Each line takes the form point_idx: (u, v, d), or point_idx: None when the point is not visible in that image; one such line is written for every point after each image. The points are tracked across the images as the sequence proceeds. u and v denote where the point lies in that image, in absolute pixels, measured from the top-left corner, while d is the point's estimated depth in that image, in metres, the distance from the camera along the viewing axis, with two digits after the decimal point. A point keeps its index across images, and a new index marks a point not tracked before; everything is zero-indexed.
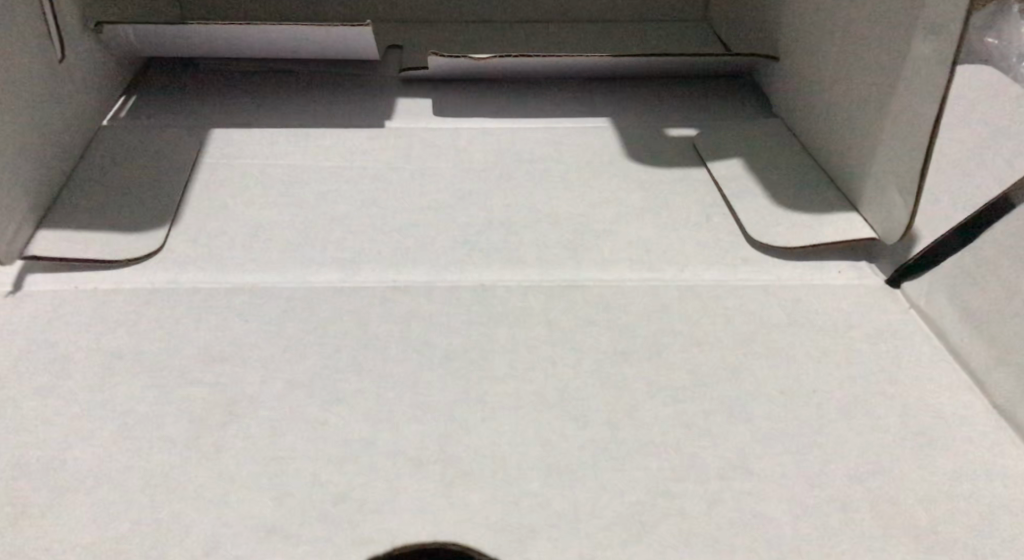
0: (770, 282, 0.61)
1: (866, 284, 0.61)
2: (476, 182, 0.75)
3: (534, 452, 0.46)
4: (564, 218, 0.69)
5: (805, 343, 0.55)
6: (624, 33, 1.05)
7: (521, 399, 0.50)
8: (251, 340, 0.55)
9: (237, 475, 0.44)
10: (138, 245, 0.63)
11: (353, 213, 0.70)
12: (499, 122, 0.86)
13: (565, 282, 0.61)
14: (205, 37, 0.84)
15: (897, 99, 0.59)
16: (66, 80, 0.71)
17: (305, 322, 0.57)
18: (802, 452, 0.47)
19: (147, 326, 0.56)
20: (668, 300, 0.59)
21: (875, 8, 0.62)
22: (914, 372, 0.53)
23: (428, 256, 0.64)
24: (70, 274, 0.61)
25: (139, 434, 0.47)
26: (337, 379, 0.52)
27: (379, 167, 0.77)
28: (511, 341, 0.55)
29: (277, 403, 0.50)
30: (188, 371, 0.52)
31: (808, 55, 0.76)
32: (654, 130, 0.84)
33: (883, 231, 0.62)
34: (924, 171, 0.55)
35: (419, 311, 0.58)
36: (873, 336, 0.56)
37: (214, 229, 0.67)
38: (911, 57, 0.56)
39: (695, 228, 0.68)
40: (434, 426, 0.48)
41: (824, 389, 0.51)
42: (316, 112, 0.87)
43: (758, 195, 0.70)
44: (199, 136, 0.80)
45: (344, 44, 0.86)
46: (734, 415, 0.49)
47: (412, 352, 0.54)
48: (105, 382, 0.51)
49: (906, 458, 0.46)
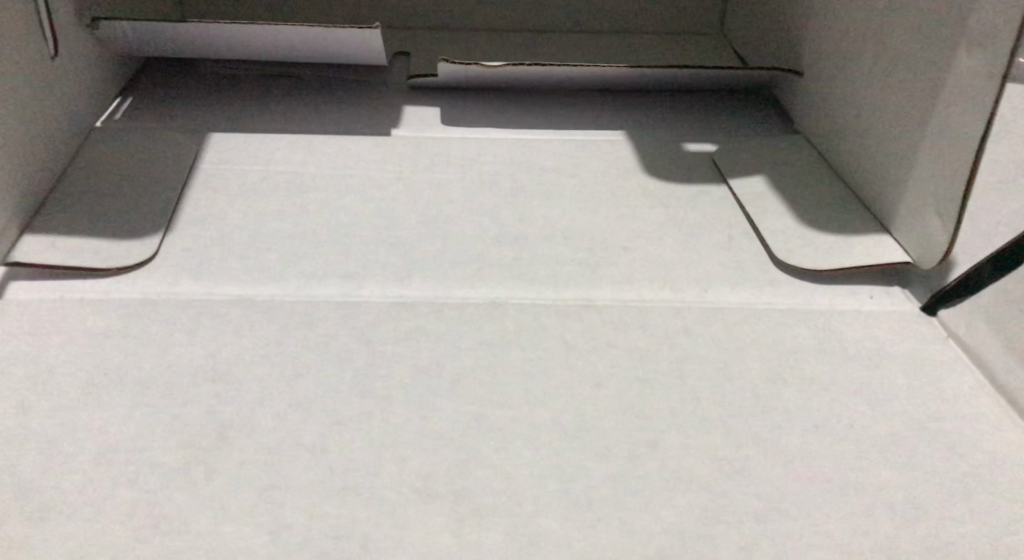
0: (799, 307, 0.58)
1: (899, 310, 0.58)
2: (486, 194, 0.71)
3: (551, 486, 0.42)
4: (578, 234, 0.66)
5: (838, 373, 0.51)
6: (637, 44, 1.03)
7: (537, 426, 0.46)
8: (247, 357, 0.51)
9: (228, 505, 0.40)
10: (127, 254, 0.59)
11: (356, 223, 0.66)
12: (509, 132, 0.83)
13: (581, 301, 0.58)
14: (204, 36, 0.80)
15: (937, 116, 0.56)
16: (58, 76, 0.67)
17: (305, 338, 0.53)
18: (842, 492, 0.43)
19: (136, 341, 0.52)
20: (690, 321, 0.56)
21: (912, 21, 0.59)
22: (957, 405, 0.49)
23: (437, 271, 0.61)
24: (55, 281, 0.57)
25: (124, 458, 0.43)
26: (339, 401, 0.48)
27: (385, 177, 0.73)
28: (526, 363, 0.52)
29: (273, 426, 0.46)
30: (178, 389, 0.48)
31: (836, 71, 0.73)
32: (670, 145, 0.81)
33: (917, 255, 0.59)
34: (967, 193, 0.52)
35: (426, 329, 0.54)
36: (911, 366, 0.52)
37: (210, 238, 0.63)
38: (954, 67, 0.53)
39: (716, 248, 0.65)
40: (442, 456, 0.44)
41: (863, 422, 0.48)
42: (320, 117, 0.83)
43: (784, 214, 0.67)
44: (196, 140, 0.76)
45: (350, 48, 0.83)
46: (767, 450, 0.45)
47: (418, 374, 0.50)
48: (89, 398, 0.47)
49: (955, 500, 0.43)
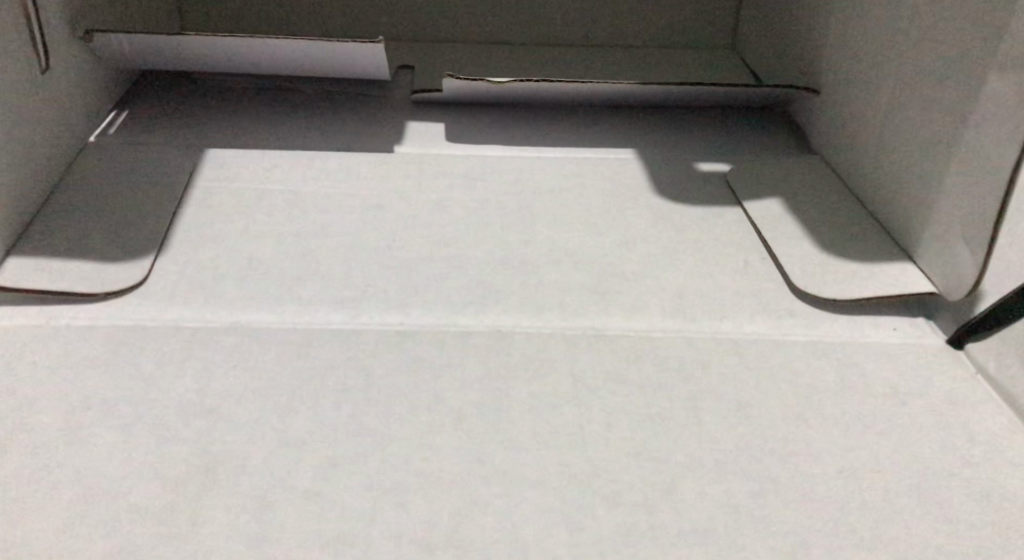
0: (819, 339, 0.55)
1: (924, 343, 0.55)
2: (491, 214, 0.69)
3: (558, 536, 0.39)
4: (587, 258, 0.64)
5: (862, 413, 0.49)
6: (647, 59, 1.01)
7: (544, 470, 0.44)
8: (239, 390, 0.48)
9: (211, 554, 0.38)
10: (117, 277, 0.57)
11: (357, 246, 0.64)
12: (516, 150, 0.80)
13: (591, 331, 0.55)
14: (203, 50, 0.78)
15: (966, 142, 0.53)
16: (48, 89, 0.65)
17: (301, 370, 0.50)
18: (873, 543, 0.40)
19: (122, 372, 0.49)
20: (705, 355, 0.53)
21: (939, 42, 0.57)
22: (991, 449, 0.46)
23: (440, 297, 0.58)
24: (39, 306, 0.54)
25: (102, 500, 0.40)
26: (334, 441, 0.45)
27: (387, 196, 0.71)
28: (532, 399, 0.49)
29: (264, 467, 0.43)
30: (165, 425, 0.45)
31: (857, 90, 0.71)
32: (681, 164, 0.79)
33: (945, 286, 0.56)
34: (998, 223, 0.50)
35: (429, 362, 0.52)
36: (939, 405, 0.49)
37: (204, 261, 0.61)
38: (986, 91, 0.50)
39: (731, 274, 0.62)
40: (442, 501, 0.41)
41: (892, 468, 0.45)
42: (322, 133, 0.81)
43: (802, 239, 0.65)
44: (192, 156, 0.74)
45: (353, 62, 0.80)
46: (790, 497, 0.42)
47: (420, 410, 0.48)
48: (69, 434, 0.44)
49: (996, 553, 0.39)
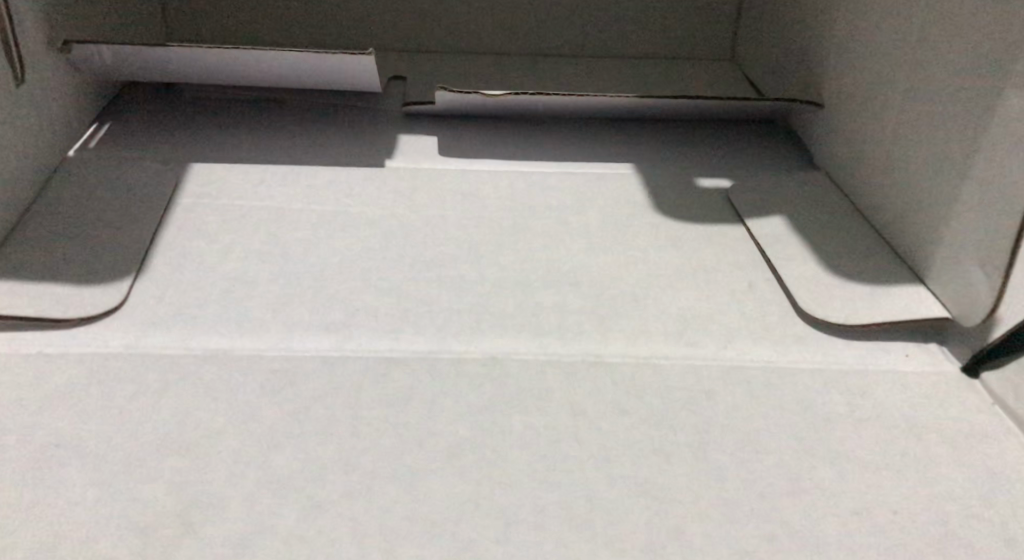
0: (828, 367, 0.53)
1: (938, 371, 0.53)
2: (485, 233, 0.67)
3: None
4: (586, 280, 0.61)
5: (875, 447, 0.46)
6: (646, 71, 0.99)
7: (543, 510, 0.41)
8: (219, 424, 0.46)
9: None
10: (93, 301, 0.54)
11: (345, 266, 0.61)
12: (512, 165, 0.78)
13: (590, 357, 0.53)
14: (188, 61, 0.76)
15: (980, 162, 0.51)
16: (24, 100, 0.62)
17: (285, 401, 0.48)
18: None
19: (94, 404, 0.47)
20: (711, 384, 0.51)
21: (950, 58, 0.55)
22: (1012, 486, 0.44)
23: (432, 322, 0.56)
24: (8, 331, 0.52)
25: (67, 546, 0.37)
26: (319, 480, 0.42)
27: (377, 214, 0.68)
28: (530, 433, 0.46)
29: (242, 508, 0.40)
30: (137, 462, 0.43)
31: (863, 105, 0.69)
32: (681, 180, 0.77)
33: (959, 311, 0.54)
34: (1016, 247, 0.47)
35: (421, 392, 0.49)
36: (956, 438, 0.47)
37: (185, 282, 0.58)
38: (1000, 109, 0.48)
39: (735, 297, 0.60)
40: (433, 546, 0.38)
41: (911, 507, 0.42)
42: (310, 146, 0.79)
43: (808, 260, 0.63)
44: (175, 171, 0.71)
45: (344, 75, 0.78)
46: (805, 540, 0.40)
47: (411, 446, 0.45)
48: (35, 473, 0.42)
49: None
